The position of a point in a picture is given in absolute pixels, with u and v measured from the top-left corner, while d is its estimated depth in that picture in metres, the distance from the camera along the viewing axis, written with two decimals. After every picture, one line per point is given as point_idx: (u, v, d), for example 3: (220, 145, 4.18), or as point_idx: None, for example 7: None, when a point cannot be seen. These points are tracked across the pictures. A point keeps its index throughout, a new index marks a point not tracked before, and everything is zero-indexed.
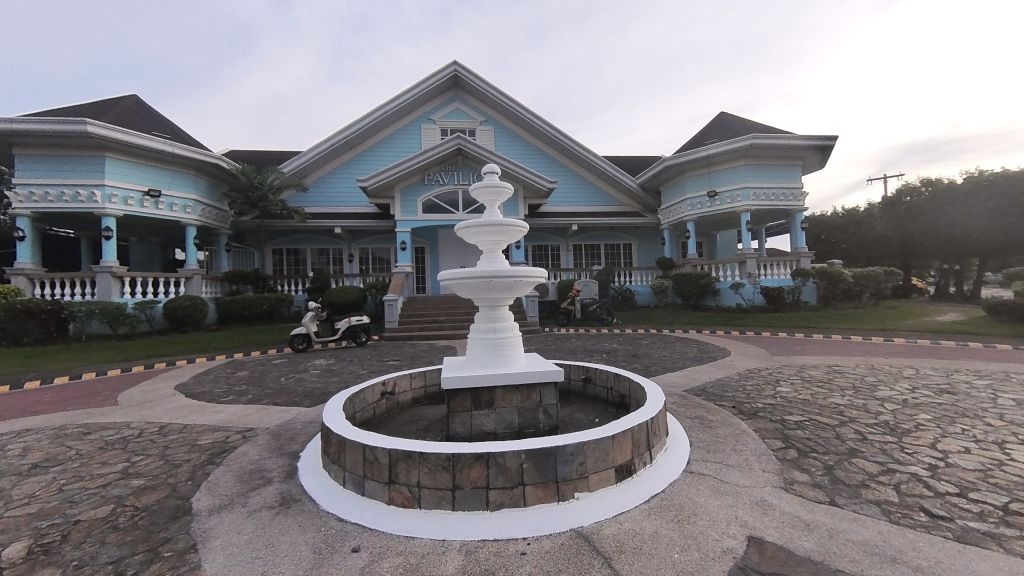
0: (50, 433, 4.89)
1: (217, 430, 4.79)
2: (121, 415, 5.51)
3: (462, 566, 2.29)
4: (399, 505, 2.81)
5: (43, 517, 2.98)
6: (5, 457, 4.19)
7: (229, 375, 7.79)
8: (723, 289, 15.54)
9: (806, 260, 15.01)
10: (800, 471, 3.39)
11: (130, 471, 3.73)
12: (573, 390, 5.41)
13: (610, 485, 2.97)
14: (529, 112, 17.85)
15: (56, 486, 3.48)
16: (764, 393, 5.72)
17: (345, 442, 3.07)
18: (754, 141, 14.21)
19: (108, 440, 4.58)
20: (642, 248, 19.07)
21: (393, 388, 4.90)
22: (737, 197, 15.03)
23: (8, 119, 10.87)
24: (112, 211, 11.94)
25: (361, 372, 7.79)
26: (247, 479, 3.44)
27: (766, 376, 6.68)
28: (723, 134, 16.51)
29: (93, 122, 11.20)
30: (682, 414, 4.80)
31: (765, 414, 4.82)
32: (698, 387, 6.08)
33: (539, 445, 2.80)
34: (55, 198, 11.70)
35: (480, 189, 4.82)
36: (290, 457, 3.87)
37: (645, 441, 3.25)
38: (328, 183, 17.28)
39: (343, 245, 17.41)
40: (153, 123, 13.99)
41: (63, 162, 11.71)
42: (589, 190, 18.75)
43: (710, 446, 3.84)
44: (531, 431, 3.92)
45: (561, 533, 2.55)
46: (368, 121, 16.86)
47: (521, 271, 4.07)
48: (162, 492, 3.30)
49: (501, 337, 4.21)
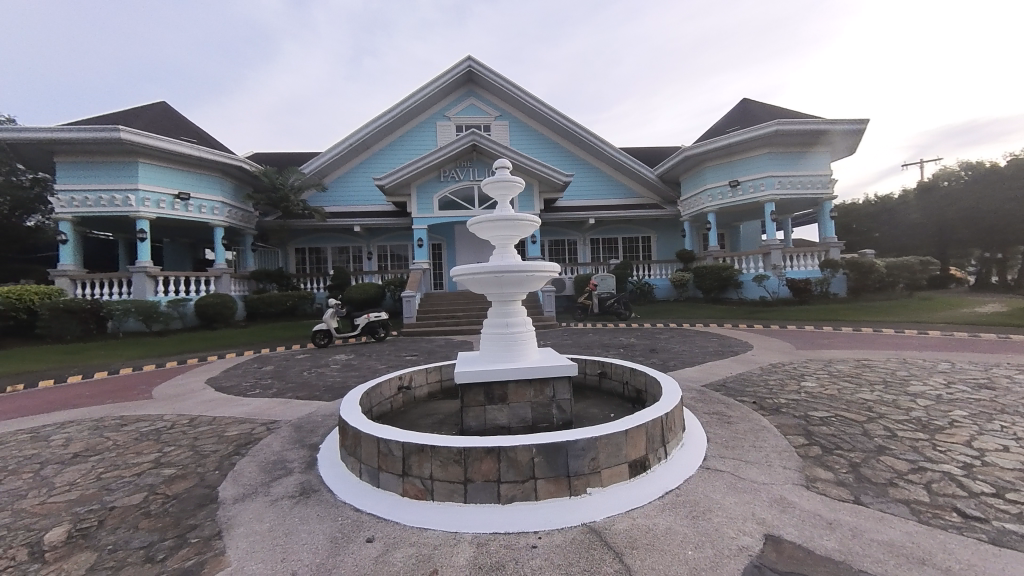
0: (90, 425, 5.18)
1: (243, 422, 4.98)
2: (155, 408, 5.81)
3: (473, 559, 2.31)
4: (412, 496, 2.87)
5: (83, 504, 3.17)
6: (50, 446, 4.47)
7: (255, 371, 8.06)
8: (746, 281, 15.16)
9: (836, 250, 14.35)
10: (823, 468, 3.28)
11: (162, 461, 3.93)
12: (589, 385, 5.36)
13: (623, 480, 2.94)
14: (544, 104, 17.61)
15: (95, 475, 3.69)
16: (787, 389, 5.54)
17: (360, 435, 3.14)
18: (779, 128, 13.67)
19: (141, 431, 4.82)
20: (661, 241, 18.66)
21: (409, 382, 5.01)
22: (760, 186, 14.57)
23: (49, 128, 11.48)
24: (145, 213, 12.50)
25: (379, 367, 7.95)
26: (269, 469, 3.57)
27: (789, 371, 6.48)
28: (746, 120, 15.94)
29: (126, 129, 11.72)
30: (700, 410, 4.69)
31: (788, 411, 4.65)
32: (717, 382, 5.95)
33: (551, 439, 2.79)
34: (93, 202, 12.34)
35: (491, 185, 4.78)
36: (311, 449, 4.00)
37: (660, 437, 3.21)
38: (347, 182, 17.61)
39: (362, 243, 17.75)
40: (181, 128, 14.53)
41: (100, 168, 12.33)
42: (606, 182, 18.49)
43: (729, 442, 3.75)
44: (544, 426, 3.92)
45: (571, 528, 2.53)
46: (384, 120, 17.01)
47: (533, 266, 4.03)
48: (191, 481, 3.46)
49: (514, 332, 4.22)
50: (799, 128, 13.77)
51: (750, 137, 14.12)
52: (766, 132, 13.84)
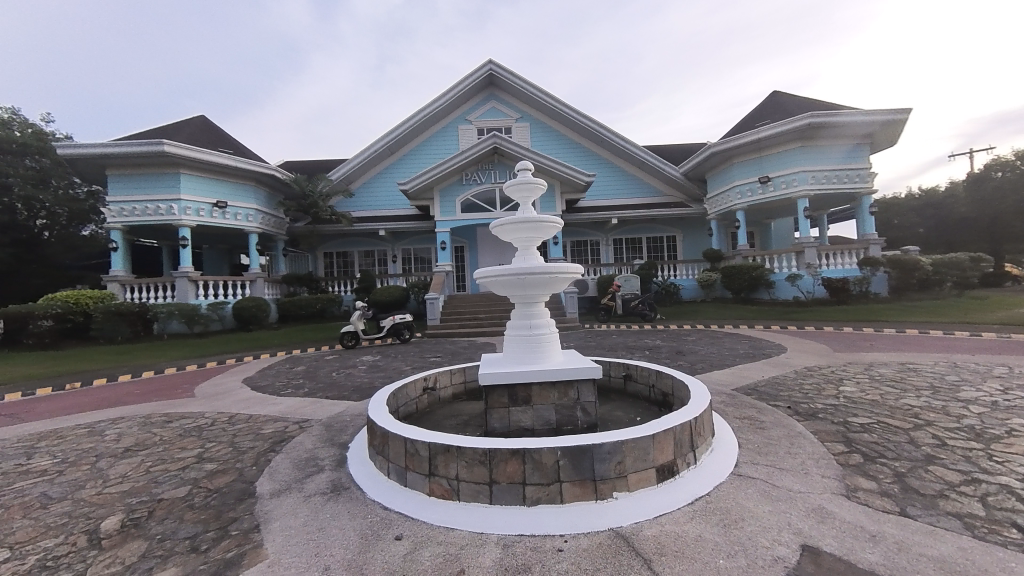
0: (139, 421, 5.52)
1: (277, 420, 5.19)
2: (196, 406, 6.13)
3: (500, 560, 2.32)
4: (438, 496, 2.91)
5: (134, 495, 3.38)
6: (104, 440, 4.80)
7: (287, 371, 8.38)
8: (778, 281, 14.53)
9: (876, 247, 13.72)
10: (864, 477, 3.11)
11: (204, 456, 4.15)
12: (613, 388, 5.29)
13: (651, 485, 2.89)
14: (565, 105, 17.53)
15: (144, 468, 3.93)
16: (825, 393, 5.29)
17: (388, 435, 3.22)
18: (812, 120, 13.08)
19: (185, 428, 5.10)
20: (687, 240, 18.20)
21: (434, 383, 5.09)
22: (792, 181, 14.00)
23: (101, 144, 12.34)
24: (187, 221, 13.23)
25: (404, 368, 8.11)
26: (302, 466, 3.71)
27: (827, 375, 6.19)
28: (776, 114, 15.36)
29: (169, 142, 12.46)
30: (730, 414, 4.55)
31: (826, 416, 4.44)
32: (748, 385, 5.75)
33: (576, 442, 2.78)
34: (140, 211, 13.16)
35: (514, 187, 4.80)
36: (340, 447, 4.12)
37: (689, 441, 3.13)
38: (372, 187, 18.07)
39: (387, 246, 18.15)
40: (219, 140, 15.31)
41: (146, 180, 13.15)
42: (629, 181, 18.22)
43: (762, 448, 3.62)
44: (569, 429, 3.90)
45: (598, 533, 2.51)
46: (407, 125, 17.37)
47: (556, 267, 4.02)
48: (231, 476, 3.64)
49: (538, 333, 4.22)
50: (835, 120, 13.15)
51: (781, 131, 13.54)
52: (799, 125, 13.25)
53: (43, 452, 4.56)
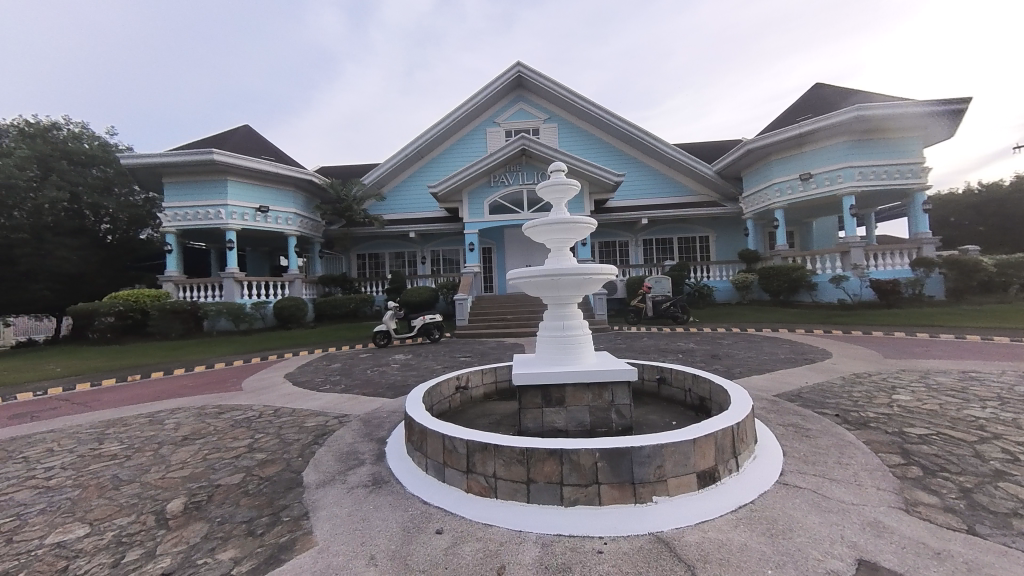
0: (194, 411, 5.92)
1: (319, 414, 5.43)
2: (244, 399, 6.50)
3: (539, 558, 2.34)
4: (476, 493, 2.96)
5: (194, 480, 3.63)
6: (165, 429, 5.17)
7: (325, 368, 8.73)
8: (820, 282, 13.85)
9: (930, 247, 12.83)
10: (925, 492, 2.92)
11: (254, 446, 4.39)
12: (647, 391, 5.21)
13: (691, 491, 2.83)
14: (594, 104, 17.35)
15: (202, 455, 4.22)
16: (876, 401, 4.99)
17: (426, 432, 3.31)
18: (860, 113, 12.35)
19: (235, 419, 5.42)
20: (721, 240, 17.59)
21: (467, 382, 5.18)
22: (838, 178, 13.27)
23: (158, 154, 13.27)
24: (233, 225, 14.03)
25: (436, 367, 8.26)
26: (344, 459, 3.86)
27: (878, 382, 5.83)
28: (820, 107, 14.62)
29: (216, 151, 13.25)
30: (773, 421, 4.38)
31: (878, 426, 4.20)
32: (791, 391, 5.50)
33: (614, 444, 2.76)
34: (191, 216, 14.05)
35: (547, 188, 4.81)
36: (379, 442, 4.26)
37: (731, 447, 3.05)
38: (403, 191, 18.53)
39: (416, 248, 18.57)
40: (261, 148, 16.15)
41: (197, 187, 14.03)
42: (659, 181, 17.84)
43: (808, 457, 3.47)
44: (603, 430, 3.86)
45: (638, 536, 2.48)
46: (437, 129, 17.71)
47: (591, 268, 4.01)
48: (279, 465, 3.84)
49: (570, 334, 4.22)
50: (886, 112, 12.36)
51: (827, 124, 12.86)
52: (846, 117, 12.55)
53: (112, 437, 4.96)
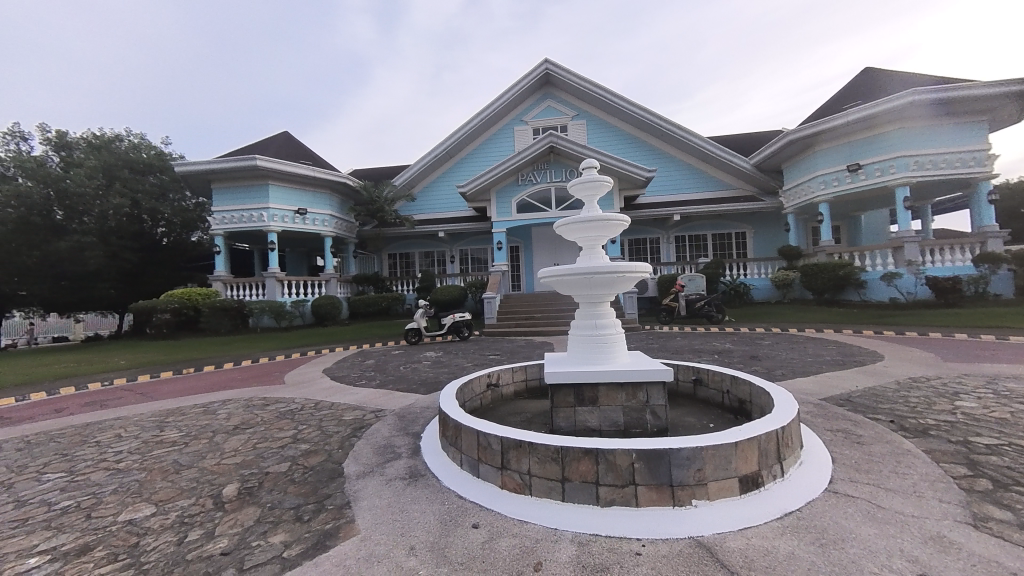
0: (242, 403, 6.29)
1: (356, 408, 5.64)
2: (287, 392, 6.84)
3: (576, 557, 2.33)
4: (511, 490, 2.99)
5: (246, 467, 3.87)
6: (218, 418, 5.53)
7: (360, 364, 9.04)
8: (870, 281, 12.96)
9: (996, 241, 11.79)
10: (997, 507, 2.69)
11: (298, 437, 4.62)
12: (682, 392, 5.08)
13: (733, 496, 2.74)
14: (624, 98, 17.00)
15: (252, 444, 4.48)
16: (936, 408, 4.64)
17: (460, 428, 3.37)
18: (916, 99, 11.46)
19: (280, 411, 5.72)
20: (759, 236, 16.85)
21: (498, 380, 5.22)
22: (889, 169, 12.41)
23: (206, 162, 14.12)
24: (274, 227, 14.76)
25: (466, 364, 8.38)
26: (382, 452, 3.99)
27: (938, 388, 5.41)
28: (870, 92, 13.69)
29: (259, 157, 13.98)
30: (820, 426, 4.16)
31: (940, 434, 3.90)
32: (839, 395, 5.21)
33: (651, 446, 2.71)
34: (236, 219, 14.87)
35: (579, 186, 4.77)
36: (414, 436, 4.38)
37: (775, 452, 2.92)
38: (433, 191, 18.87)
39: (446, 247, 18.86)
40: (300, 153, 16.89)
41: (242, 192, 14.86)
42: (692, 175, 17.29)
43: (861, 465, 3.28)
44: (638, 431, 3.80)
45: (678, 540, 2.42)
46: (465, 130, 17.91)
47: (624, 266, 3.95)
48: (322, 456, 4.02)
49: (604, 334, 4.17)
50: (945, 96, 11.41)
51: (877, 112, 12.01)
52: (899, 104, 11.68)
53: (171, 425, 5.35)
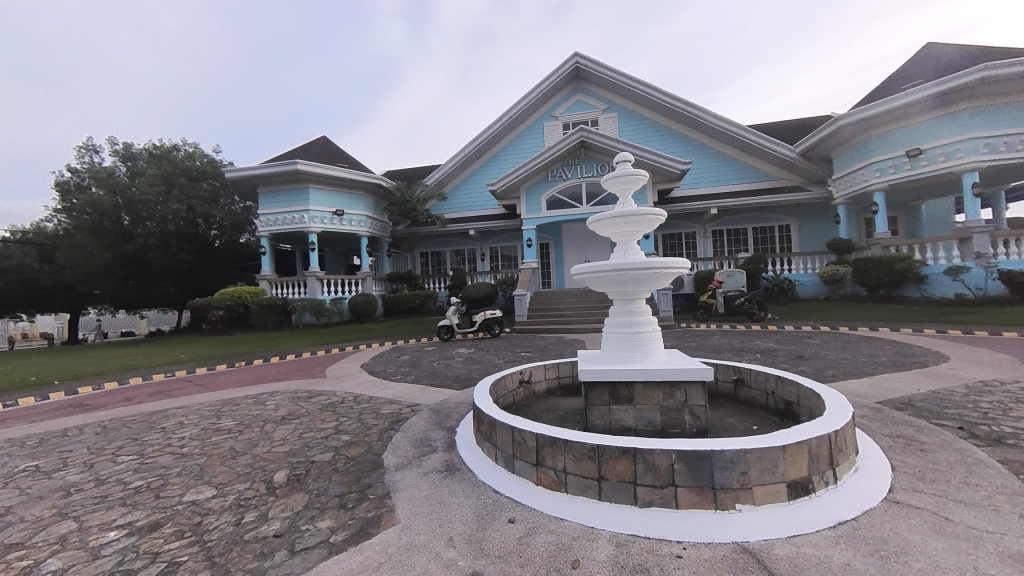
0: (288, 395, 6.65)
1: (393, 402, 5.83)
2: (328, 385, 7.16)
3: (615, 557, 2.30)
4: (546, 486, 2.99)
5: (293, 456, 4.10)
6: (267, 409, 5.87)
7: (396, 359, 9.32)
8: (933, 275, 11.98)
9: None
10: None
11: (340, 428, 4.83)
12: (722, 393, 4.88)
13: (780, 502, 2.61)
14: (657, 89, 16.48)
15: (298, 434, 4.73)
16: (1015, 415, 4.20)
17: (494, 424, 3.41)
18: (986, 74, 10.45)
19: (323, 403, 6.00)
20: (805, 229, 15.90)
21: (530, 377, 5.22)
22: (956, 152, 11.33)
23: (252, 167, 14.96)
24: (314, 228, 15.44)
25: (498, 361, 8.45)
26: (419, 445, 4.10)
27: (1016, 393, 4.90)
28: (931, 71, 12.61)
29: (300, 162, 14.67)
30: (878, 431, 3.88)
31: (1020, 444, 3.54)
32: (898, 399, 4.83)
33: (692, 447, 2.64)
34: (279, 221, 15.67)
35: (613, 180, 4.68)
36: (449, 431, 4.47)
37: (827, 458, 2.76)
38: (463, 190, 19.09)
39: (476, 245, 19.06)
40: (337, 156, 17.58)
41: (284, 195, 15.64)
42: (731, 167, 16.55)
43: (925, 474, 3.03)
44: (676, 432, 3.69)
45: (721, 544, 2.35)
46: (494, 128, 17.99)
47: (661, 262, 3.84)
48: (362, 447, 4.18)
49: (639, 331, 4.08)
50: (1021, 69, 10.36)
51: (941, 91, 11.03)
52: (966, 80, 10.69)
53: (226, 414, 5.75)
